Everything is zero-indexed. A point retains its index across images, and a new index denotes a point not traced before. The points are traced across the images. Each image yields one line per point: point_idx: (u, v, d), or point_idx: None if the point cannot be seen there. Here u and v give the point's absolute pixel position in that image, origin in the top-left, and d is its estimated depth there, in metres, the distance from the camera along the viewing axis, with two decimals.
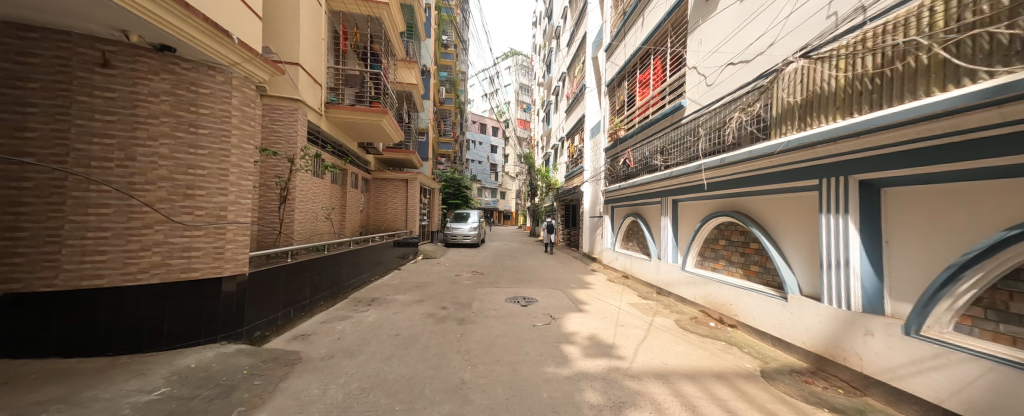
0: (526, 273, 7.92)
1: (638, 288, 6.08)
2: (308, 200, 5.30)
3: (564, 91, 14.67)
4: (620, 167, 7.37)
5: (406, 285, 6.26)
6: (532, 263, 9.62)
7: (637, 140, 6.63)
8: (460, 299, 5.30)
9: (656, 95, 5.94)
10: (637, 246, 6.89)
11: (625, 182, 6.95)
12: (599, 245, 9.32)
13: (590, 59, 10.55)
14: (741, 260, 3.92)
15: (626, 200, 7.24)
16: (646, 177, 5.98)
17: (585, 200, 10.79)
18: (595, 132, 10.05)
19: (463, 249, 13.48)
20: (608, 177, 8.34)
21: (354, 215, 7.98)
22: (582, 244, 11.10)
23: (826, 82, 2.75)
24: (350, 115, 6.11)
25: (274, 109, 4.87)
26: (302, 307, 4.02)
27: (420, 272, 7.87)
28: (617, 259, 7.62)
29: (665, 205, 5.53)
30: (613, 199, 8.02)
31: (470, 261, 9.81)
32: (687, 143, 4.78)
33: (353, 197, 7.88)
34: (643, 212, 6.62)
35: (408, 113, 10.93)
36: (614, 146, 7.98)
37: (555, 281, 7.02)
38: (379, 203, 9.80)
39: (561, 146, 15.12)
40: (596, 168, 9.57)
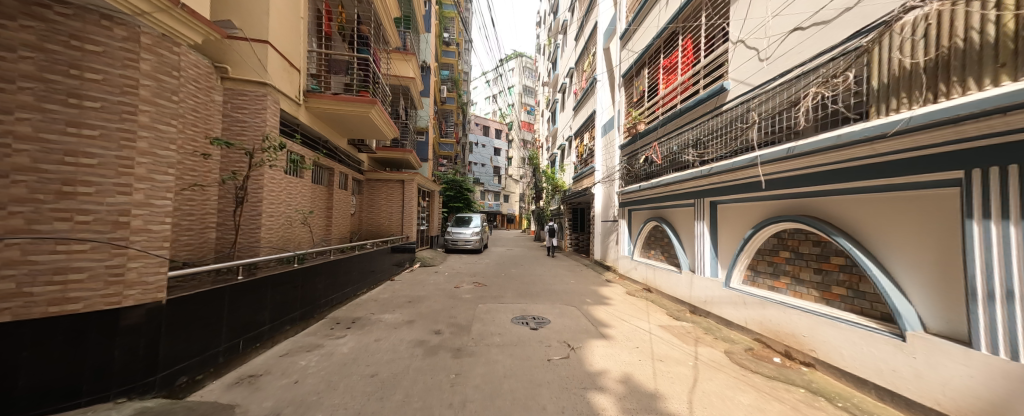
0: (533, 283, 7.09)
1: (666, 305, 5.21)
2: (279, 202, 4.52)
3: (571, 87, 13.90)
4: (640, 165, 6.52)
5: (396, 300, 5.43)
6: (538, 271, 8.78)
7: (662, 134, 5.78)
8: (457, 320, 4.46)
9: (685, 80, 5.11)
10: (661, 255, 6.02)
11: (648, 182, 6.10)
12: (613, 252, 8.48)
13: (601, 51, 9.75)
14: (816, 278, 3.05)
15: (649, 203, 6.38)
16: (674, 175, 5.14)
17: (596, 203, 9.95)
18: (607, 128, 9.22)
19: (465, 255, 12.67)
20: (625, 177, 7.49)
21: (343, 219, 7.22)
22: (593, 251, 10.23)
23: (973, 28, 1.87)
24: (334, 105, 5.36)
25: (237, 94, 4.13)
26: (258, 336, 3.21)
27: (415, 283, 7.05)
28: (637, 270, 6.75)
29: (700, 208, 4.68)
30: (632, 201, 7.16)
31: (471, 269, 9.00)
32: (732, 133, 3.92)
33: (342, 199, 7.12)
34: (670, 216, 5.77)
35: (405, 109, 10.20)
36: (631, 142, 7.14)
37: (566, 294, 6.18)
38: (373, 206, 9.04)
39: (568, 147, 14.32)
40: (610, 168, 8.74)
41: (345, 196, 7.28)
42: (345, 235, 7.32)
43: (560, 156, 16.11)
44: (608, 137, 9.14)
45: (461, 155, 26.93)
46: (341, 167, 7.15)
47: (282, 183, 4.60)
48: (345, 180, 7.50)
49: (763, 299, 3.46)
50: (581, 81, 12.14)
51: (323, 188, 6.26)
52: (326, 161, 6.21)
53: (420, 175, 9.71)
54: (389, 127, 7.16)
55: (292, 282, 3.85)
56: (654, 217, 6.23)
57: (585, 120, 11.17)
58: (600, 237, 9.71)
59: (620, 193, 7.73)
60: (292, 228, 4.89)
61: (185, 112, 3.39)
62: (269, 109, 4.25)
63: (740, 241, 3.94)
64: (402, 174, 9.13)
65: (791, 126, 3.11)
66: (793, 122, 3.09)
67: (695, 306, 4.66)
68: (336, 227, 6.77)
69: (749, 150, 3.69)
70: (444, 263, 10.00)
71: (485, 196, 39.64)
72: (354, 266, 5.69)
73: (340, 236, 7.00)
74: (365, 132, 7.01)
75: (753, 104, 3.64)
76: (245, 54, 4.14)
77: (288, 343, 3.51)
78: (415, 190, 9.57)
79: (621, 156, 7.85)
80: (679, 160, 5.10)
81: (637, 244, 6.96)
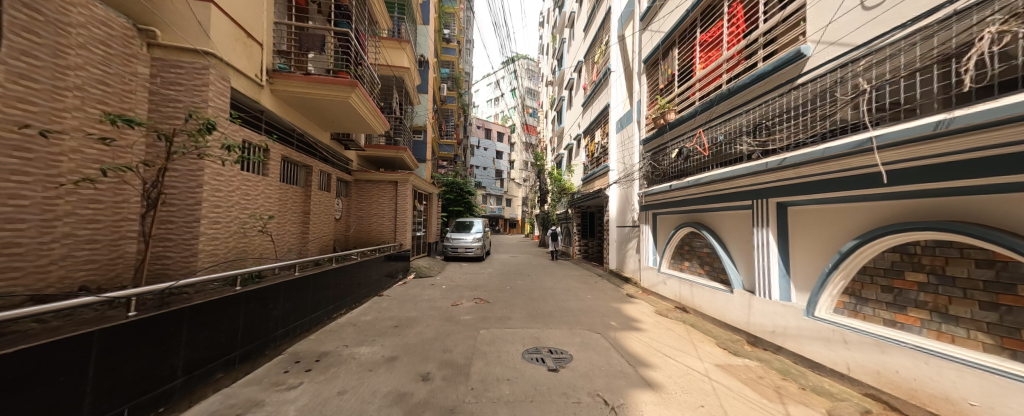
0: (544, 300, 6.08)
1: (712, 332, 4.18)
2: (226, 204, 3.58)
3: (579, 82, 12.94)
4: (671, 162, 5.52)
5: (379, 325, 4.44)
6: (548, 284, 7.76)
7: (703, 123, 4.79)
8: (453, 356, 3.46)
9: (734, 54, 4.15)
10: (700, 268, 5.00)
11: (683, 180, 5.11)
12: (635, 263, 7.45)
13: (616, 38, 8.84)
14: (984, 317, 2.03)
15: (683, 205, 5.38)
16: (723, 171, 4.17)
17: (611, 206, 8.96)
18: (625, 123, 8.25)
19: (465, 263, 11.69)
20: (649, 176, 6.49)
21: (324, 225, 6.26)
22: (607, 259, 9.20)
23: None
24: (306, 88, 4.44)
25: (170, 66, 3.22)
26: (161, 396, 2.21)
27: (407, 299, 6.07)
28: (666, 284, 5.75)
29: (760, 212, 3.70)
30: (660, 204, 6.16)
31: (472, 281, 7.99)
32: (821, 110, 2.91)
33: (323, 202, 6.18)
34: (712, 221, 4.76)
35: (399, 103, 9.28)
36: (658, 135, 6.15)
37: (585, 315, 5.15)
38: (362, 209, 8.09)
39: (576, 146, 13.36)
40: (628, 166, 7.76)
41: (326, 198, 6.33)
42: (327, 244, 6.36)
43: (567, 157, 15.15)
44: (625, 132, 8.17)
45: (462, 158, 26.02)
46: (323, 164, 6.23)
47: (232, 181, 3.66)
48: (328, 180, 6.57)
49: (881, 339, 2.44)
50: (591, 74, 11.22)
51: (297, 189, 5.32)
52: (300, 156, 5.27)
53: (416, 175, 8.76)
54: (378, 119, 6.22)
55: (233, 311, 2.87)
56: (689, 222, 5.23)
57: (597, 116, 10.21)
58: (616, 244, 8.70)
59: (643, 194, 6.73)
60: (246, 236, 3.93)
61: (87, 84, 2.62)
62: (211, 86, 3.35)
63: (833, 255, 2.93)
64: (394, 174, 8.19)
65: (956, 87, 2.06)
66: (960, 82, 2.04)
67: (758, 337, 3.63)
68: (314, 235, 5.82)
69: (854, 130, 2.68)
70: (442, 273, 9.01)
71: (486, 200, 38.68)
72: (331, 281, 4.71)
73: (320, 245, 6.04)
74: (349, 125, 6.06)
75: (860, 68, 2.63)
76: (181, 14, 3.25)
77: (214, 400, 2.51)
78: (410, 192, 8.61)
79: (643, 153, 6.87)
80: (730, 151, 4.09)
81: (666, 254, 5.94)
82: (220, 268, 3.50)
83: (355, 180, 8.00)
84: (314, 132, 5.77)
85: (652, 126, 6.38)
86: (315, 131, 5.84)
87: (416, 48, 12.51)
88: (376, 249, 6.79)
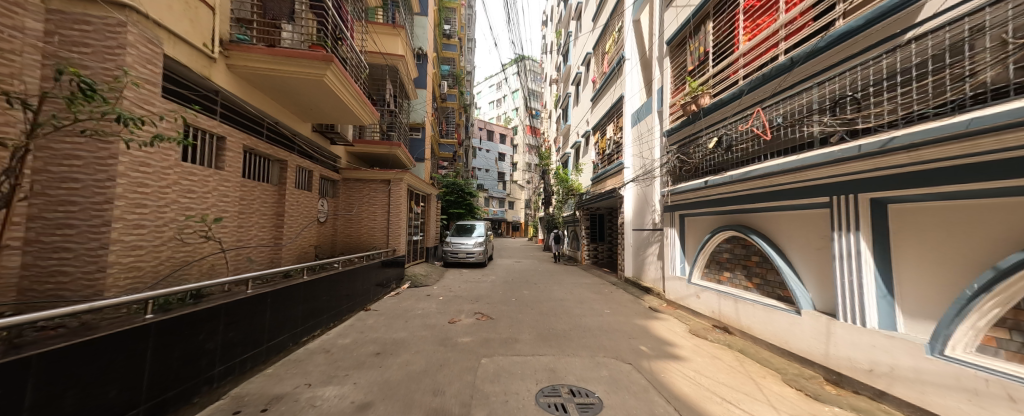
0: (555, 315, 5.24)
1: (773, 363, 3.31)
2: (153, 203, 2.79)
3: (587, 76, 12.15)
4: (706, 154, 4.67)
5: (357, 353, 3.61)
6: (557, 294, 6.92)
7: (751, 106, 3.95)
8: (446, 402, 2.62)
9: (798, 15, 3.34)
10: (747, 280, 4.14)
11: (726, 175, 4.26)
12: (657, 272, 6.59)
13: (630, 22, 8.06)
14: None
15: (720, 205, 4.53)
16: (786, 161, 3.33)
17: (626, 207, 8.13)
18: (642, 115, 7.43)
19: (466, 269, 10.89)
20: (676, 172, 5.64)
21: (302, 229, 5.48)
22: (622, 266, 8.34)
23: None
24: (270, 63, 3.66)
25: (73, 21, 2.40)
26: None
27: (397, 314, 5.26)
28: (699, 298, 4.90)
29: (843, 211, 2.86)
30: (689, 203, 5.30)
31: (472, 291, 7.16)
32: (957, 68, 2.07)
33: (301, 202, 5.40)
34: (765, 223, 3.90)
35: (393, 95, 8.53)
36: (685, 124, 5.30)
37: (606, 336, 4.31)
38: (351, 211, 7.32)
39: (584, 144, 12.56)
40: (648, 163, 6.94)
41: (306, 199, 5.56)
42: (306, 250, 5.57)
43: (574, 156, 14.33)
44: (642, 125, 7.36)
45: (464, 158, 25.28)
46: (302, 160, 5.46)
47: (160, 173, 2.86)
48: (308, 178, 5.79)
49: None
50: (601, 66, 10.45)
51: (265, 187, 4.55)
52: (269, 148, 4.50)
53: (411, 174, 7.98)
54: (364, 107, 5.43)
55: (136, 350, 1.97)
56: (731, 225, 4.38)
57: (609, 110, 9.39)
58: (633, 249, 7.86)
59: (667, 193, 5.89)
60: (184, 243, 3.12)
61: None
62: (130, 49, 2.53)
63: (984, 272, 2.05)
64: (386, 172, 7.39)
65: None
66: None
67: (846, 376, 2.75)
68: (290, 240, 5.04)
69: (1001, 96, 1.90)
70: (440, 281, 8.20)
71: (488, 202, 37.90)
72: (302, 296, 3.89)
73: (296, 252, 5.24)
74: (330, 113, 5.27)
75: None
76: None
77: None
78: (404, 193, 7.81)
79: (666, 146, 6.02)
80: (796, 134, 3.26)
81: (699, 262, 5.08)
82: (143, 286, 2.69)
83: (343, 179, 7.23)
84: (289, 121, 5.00)
85: (680, 115, 5.53)
86: (291, 120, 5.06)
87: (413, 40, 11.81)
88: (367, 254, 5.99)
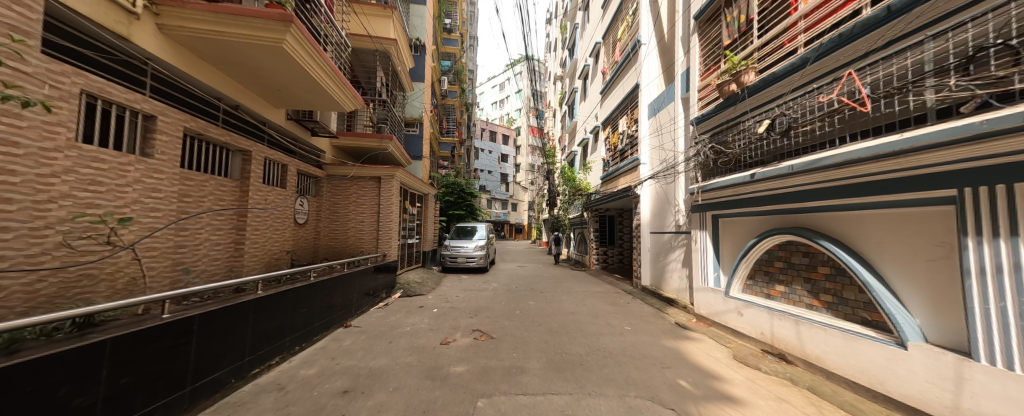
0: (568, 334, 4.42)
1: (865, 411, 2.47)
2: (26, 195, 2.00)
3: (596, 67, 11.35)
4: (752, 141, 3.83)
5: (318, 392, 2.78)
6: (567, 306, 6.10)
7: (821, 77, 3.10)
8: None
9: None
10: (811, 297, 3.30)
11: (783, 165, 3.43)
12: (683, 282, 5.74)
13: (647, 3, 7.27)
14: None
15: (772, 202, 3.68)
16: (880, 143, 2.52)
17: (643, 208, 7.31)
18: (662, 103, 6.62)
19: (466, 275, 10.11)
20: (708, 164, 4.80)
21: (273, 231, 4.71)
22: (637, 273, 7.51)
23: None
24: (213, 24, 2.91)
25: None
26: None
27: (380, 332, 4.46)
28: (742, 316, 4.06)
29: (983, 207, 2.01)
30: (726, 202, 4.45)
31: (471, 301, 6.36)
32: None
33: (271, 200, 4.64)
34: (839, 226, 3.06)
35: (385, 86, 7.80)
36: (722, 107, 4.44)
37: (633, 364, 3.47)
38: (335, 212, 6.57)
39: (593, 140, 11.76)
40: (670, 156, 6.13)
41: (278, 196, 4.81)
42: (277, 256, 4.80)
43: (581, 154, 13.53)
44: (662, 115, 6.56)
45: (466, 159, 24.56)
46: (273, 151, 4.71)
47: (38, 156, 2.05)
48: (281, 172, 5.03)
49: None
50: (612, 55, 9.67)
51: (219, 180, 3.78)
52: (224, 134, 3.74)
53: (404, 171, 7.22)
54: (342, 87, 4.65)
55: None
56: (786, 228, 3.54)
57: (622, 101, 8.59)
58: (651, 255, 7.03)
59: (697, 190, 5.03)
60: (83, 250, 2.32)
61: None
62: None
63: None
64: (375, 168, 6.63)
65: None
66: None
67: None
68: (254, 245, 4.28)
69: None
70: (435, 289, 7.41)
71: (490, 204, 37.17)
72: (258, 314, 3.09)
73: (262, 258, 4.47)
74: (302, 95, 4.50)
75: None
76: None
77: None
78: (396, 191, 7.04)
79: (694, 136, 5.20)
80: (906, 105, 2.42)
81: (740, 272, 4.23)
82: (3, 313, 1.89)
83: (326, 175, 6.48)
84: (251, 104, 4.22)
85: (715, 99, 4.69)
86: (255, 104, 4.29)
87: (410, 30, 11.10)
88: (350, 260, 5.23)
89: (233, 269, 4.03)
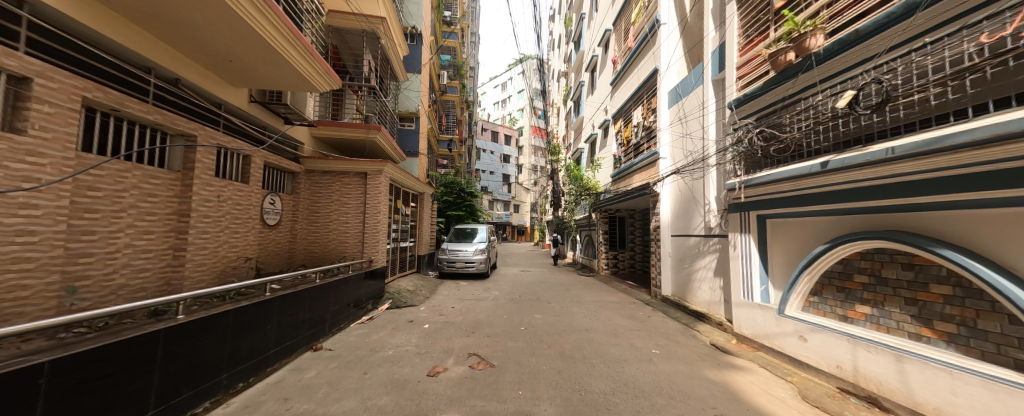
0: (585, 362, 3.60)
1: None
2: None
3: (606, 57, 10.56)
4: (823, 120, 3.00)
5: None
6: (579, 320, 5.30)
7: (940, 26, 2.26)
8: None
9: None
10: (918, 324, 2.46)
11: (873, 149, 2.60)
12: (716, 294, 4.89)
13: None
14: None
15: (851, 199, 2.85)
16: None
17: (663, 208, 6.49)
18: (686, 89, 5.82)
19: (465, 281, 9.32)
20: (753, 154, 3.94)
21: (229, 234, 3.93)
22: (656, 282, 6.69)
23: None
24: None
25: None
26: None
27: (355, 358, 3.65)
28: (807, 342, 3.21)
29: None
30: (779, 199, 3.61)
31: (467, 315, 5.56)
32: None
33: (226, 198, 3.87)
34: (969, 230, 2.22)
35: (375, 72, 7.05)
36: (777, 82, 3.58)
37: (675, 409, 2.65)
38: (315, 212, 5.80)
39: (602, 136, 10.99)
40: (698, 148, 5.32)
41: (237, 193, 4.04)
42: (234, 265, 4.02)
43: (589, 152, 12.71)
44: (686, 103, 5.78)
45: (467, 158, 23.80)
46: (231, 140, 3.95)
47: None
48: (243, 164, 4.26)
49: None
50: (624, 42, 8.87)
51: (149, 171, 3.01)
52: (149, 110, 2.91)
53: (394, 166, 6.43)
54: (308, 58, 3.87)
55: None
56: (877, 232, 2.70)
57: (636, 91, 7.79)
58: (673, 261, 6.20)
59: (740, 184, 4.15)
60: None
61: None
62: None
63: None
64: (360, 162, 5.85)
65: None
66: None
67: None
68: (200, 252, 3.50)
69: None
70: (429, 299, 6.61)
71: (492, 205, 36.37)
72: (181, 343, 2.29)
73: (213, 268, 3.69)
74: (260, 67, 3.69)
75: None
76: None
77: None
78: (385, 189, 6.24)
79: (733, 122, 4.38)
80: None
81: (801, 287, 3.39)
82: None
83: (304, 170, 5.71)
84: (196, 79, 3.44)
85: (763, 74, 3.84)
86: (200, 75, 3.49)
87: (406, 18, 10.36)
88: (324, 268, 4.40)
89: (170, 282, 3.26)
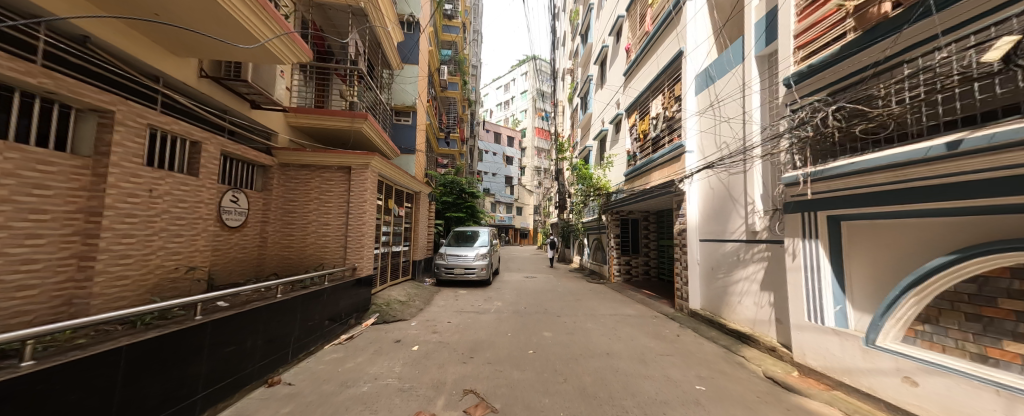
0: (616, 405, 2.76)
1: None
2: None
3: (618, 46, 9.79)
4: (944, 85, 2.19)
5: None
6: (597, 341, 4.48)
7: None
8: None
9: None
10: None
11: None
12: (764, 311, 4.06)
13: None
14: None
15: (997, 194, 2.02)
16: None
17: (691, 208, 5.68)
18: (721, 70, 4.99)
19: (465, 289, 8.54)
20: (823, 139, 3.10)
21: (165, 238, 3.15)
22: (681, 293, 5.87)
23: None
24: None
25: None
26: None
27: (317, 398, 2.83)
28: (925, 391, 2.32)
29: None
30: (865, 194, 2.79)
31: (465, 333, 4.76)
32: None
33: (161, 192, 3.10)
34: None
35: (365, 57, 6.33)
36: (865, 42, 2.74)
37: None
38: (290, 212, 5.04)
39: (613, 132, 10.20)
40: (738, 138, 4.51)
41: (178, 188, 3.27)
42: (172, 276, 3.24)
43: (598, 150, 11.90)
44: (720, 86, 4.96)
45: (467, 158, 23.04)
46: (172, 121, 3.18)
47: None
48: (190, 153, 3.50)
49: None
50: (640, 28, 8.07)
51: (41, 154, 2.24)
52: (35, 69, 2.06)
53: (383, 159, 5.65)
54: (258, 12, 3.02)
55: None
56: None
57: (655, 79, 6.97)
58: (704, 270, 5.38)
59: (804, 177, 3.28)
60: None
61: None
62: None
63: None
64: (343, 154, 5.10)
65: None
66: None
67: None
68: (118, 261, 2.72)
69: None
70: (422, 312, 5.82)
71: (495, 207, 35.63)
72: None
73: (139, 281, 2.91)
74: (201, 24, 2.88)
75: None
76: None
77: None
78: (372, 186, 5.47)
79: (789, 102, 3.55)
80: None
81: (903, 311, 2.56)
82: None
83: (277, 164, 4.96)
84: (108, 33, 2.57)
85: (839, 36, 3.00)
86: (119, 33, 2.65)
87: (402, 5, 9.65)
88: (289, 278, 3.62)
89: (72, 302, 2.45)
